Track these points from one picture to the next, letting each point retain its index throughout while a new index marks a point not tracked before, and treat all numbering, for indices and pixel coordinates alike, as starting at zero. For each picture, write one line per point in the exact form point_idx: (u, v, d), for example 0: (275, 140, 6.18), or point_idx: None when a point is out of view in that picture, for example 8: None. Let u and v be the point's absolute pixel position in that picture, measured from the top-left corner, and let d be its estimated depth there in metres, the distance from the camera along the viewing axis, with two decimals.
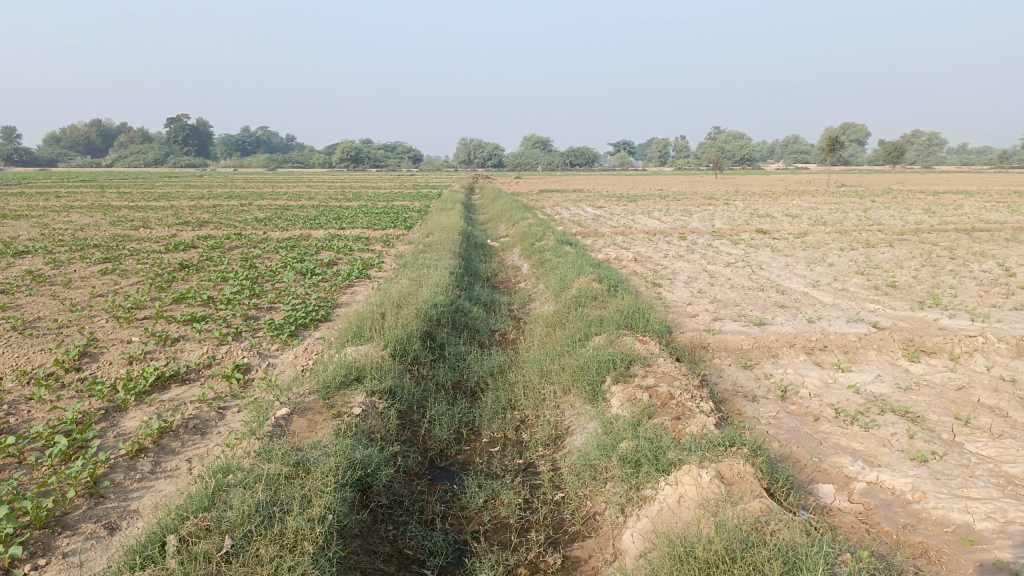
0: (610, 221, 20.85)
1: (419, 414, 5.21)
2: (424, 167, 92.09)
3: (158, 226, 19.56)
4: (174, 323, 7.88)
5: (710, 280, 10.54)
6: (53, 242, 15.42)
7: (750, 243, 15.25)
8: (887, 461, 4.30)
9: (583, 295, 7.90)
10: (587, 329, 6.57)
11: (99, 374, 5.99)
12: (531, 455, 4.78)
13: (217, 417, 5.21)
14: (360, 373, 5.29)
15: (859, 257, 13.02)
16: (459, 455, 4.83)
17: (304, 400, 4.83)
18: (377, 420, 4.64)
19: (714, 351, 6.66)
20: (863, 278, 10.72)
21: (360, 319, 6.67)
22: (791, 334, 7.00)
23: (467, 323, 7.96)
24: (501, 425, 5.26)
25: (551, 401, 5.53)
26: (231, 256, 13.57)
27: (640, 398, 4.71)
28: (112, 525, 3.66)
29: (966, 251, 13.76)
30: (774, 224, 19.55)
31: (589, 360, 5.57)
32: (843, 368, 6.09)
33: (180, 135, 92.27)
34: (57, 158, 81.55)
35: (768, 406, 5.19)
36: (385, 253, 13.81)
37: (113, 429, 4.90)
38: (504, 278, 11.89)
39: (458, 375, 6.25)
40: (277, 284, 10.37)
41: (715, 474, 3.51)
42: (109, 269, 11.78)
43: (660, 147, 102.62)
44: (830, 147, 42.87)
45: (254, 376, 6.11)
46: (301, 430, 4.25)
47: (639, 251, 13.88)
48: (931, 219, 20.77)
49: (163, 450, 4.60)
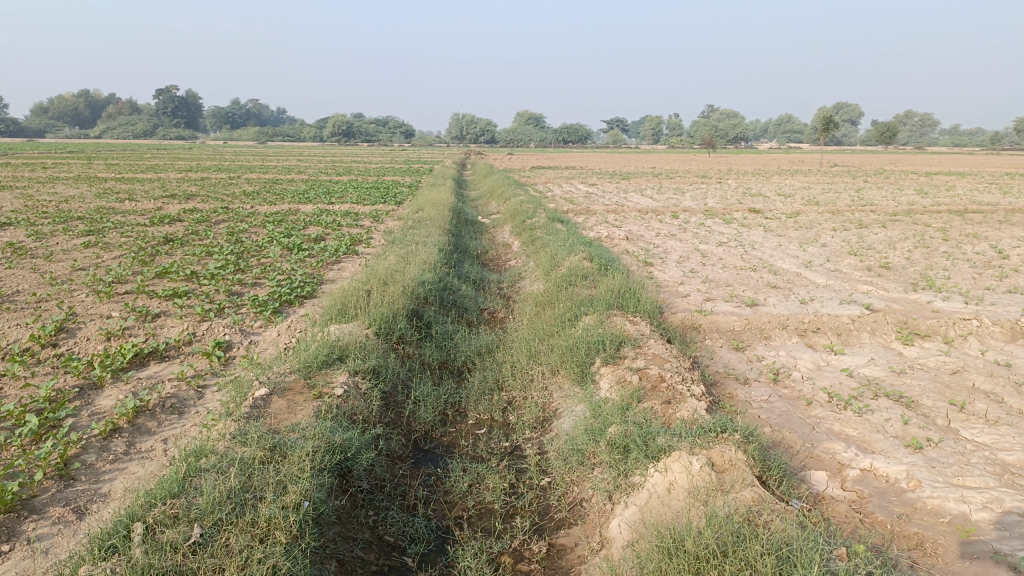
0: (602, 199, 20.67)
1: (403, 395, 5.09)
2: (416, 141, 91.39)
3: (144, 198, 19.25)
4: (156, 298, 7.71)
5: (702, 260, 10.42)
6: (36, 213, 15.17)
7: (743, 222, 15.13)
8: (881, 447, 4.20)
9: (574, 274, 7.76)
10: (576, 309, 6.44)
11: (76, 350, 5.83)
12: (517, 438, 4.66)
13: (196, 396, 5.07)
14: (343, 352, 5.15)
15: (852, 238, 12.92)
16: (444, 437, 4.71)
17: (285, 379, 4.69)
18: (359, 401, 4.51)
19: (706, 332, 6.55)
20: (857, 259, 10.61)
21: (346, 296, 6.52)
22: (784, 316, 6.89)
23: (456, 301, 7.82)
24: (487, 406, 5.14)
25: (538, 382, 5.41)
26: (217, 230, 13.36)
27: (630, 381, 4.59)
28: (82, 509, 3.53)
29: (959, 233, 13.69)
30: (766, 203, 19.44)
31: (578, 341, 5.44)
32: (836, 351, 5.99)
33: (169, 107, 91.21)
34: (44, 130, 80.53)
35: (760, 390, 5.09)
36: (374, 229, 13.62)
37: (87, 408, 4.76)
38: (494, 255, 11.75)
39: (444, 355, 6.12)
40: (263, 259, 10.20)
41: (705, 462, 3.40)
42: (92, 242, 11.57)
43: (653, 124, 102.06)
44: (824, 126, 42.79)
45: (235, 353, 5.97)
46: (280, 411, 4.12)
47: (631, 230, 13.73)
48: (923, 200, 20.70)
49: (138, 431, 4.47)
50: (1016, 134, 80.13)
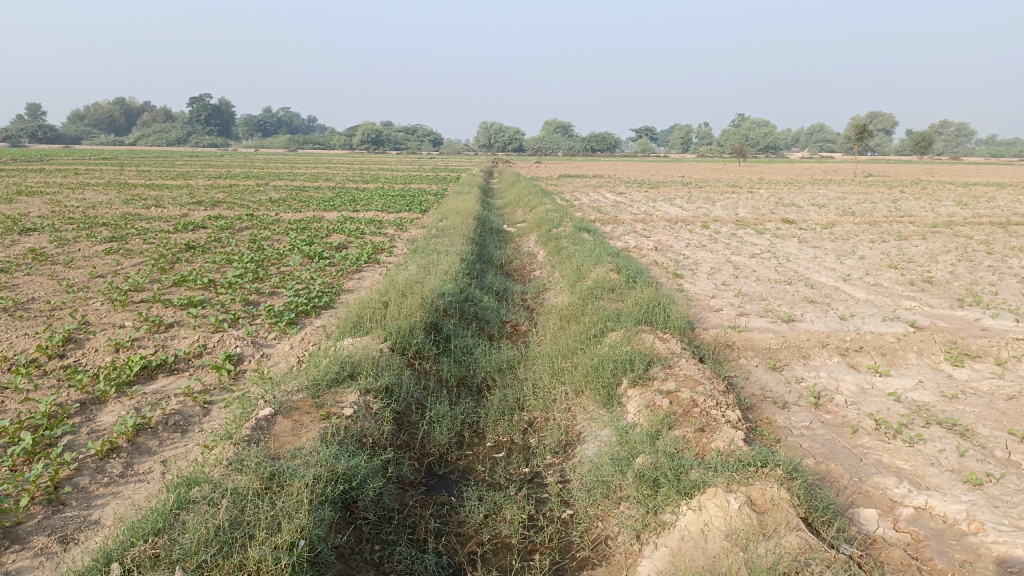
0: (630, 208, 20.32)
1: (417, 415, 4.80)
2: (444, 149, 91.58)
3: (170, 204, 19.25)
4: (170, 307, 7.53)
5: (735, 272, 10.05)
6: (62, 219, 15.16)
7: (776, 233, 14.73)
8: (937, 483, 3.82)
9: (600, 286, 7.43)
10: (602, 324, 6.11)
11: (82, 363, 5.62)
12: (537, 464, 4.35)
13: (201, 413, 4.83)
14: (355, 368, 4.87)
15: (890, 250, 12.44)
16: (459, 461, 4.42)
17: (291, 398, 4.43)
18: (369, 422, 4.24)
19: (740, 350, 6.19)
20: (897, 273, 10.18)
21: (362, 308, 6.25)
22: (824, 333, 6.51)
23: (477, 313, 7.54)
24: (506, 427, 4.84)
25: (562, 403, 5.09)
26: (240, 237, 13.23)
27: (660, 405, 4.25)
28: (68, 538, 3.27)
29: (1003, 246, 13.15)
30: (799, 214, 18.95)
31: (605, 360, 5.11)
32: (881, 372, 5.61)
33: (203, 115, 92.44)
34: (81, 136, 81.86)
35: (801, 415, 4.73)
36: (397, 237, 13.41)
37: (87, 425, 4.53)
38: (519, 265, 11.47)
39: (463, 370, 5.83)
40: (283, 267, 10.00)
41: (744, 501, 3.07)
42: (114, 249, 11.46)
43: (682, 132, 101.26)
44: (858, 134, 41.86)
45: (246, 367, 5.73)
46: (284, 434, 3.85)
47: (660, 240, 13.38)
48: (962, 211, 20.08)
49: (138, 451, 4.22)
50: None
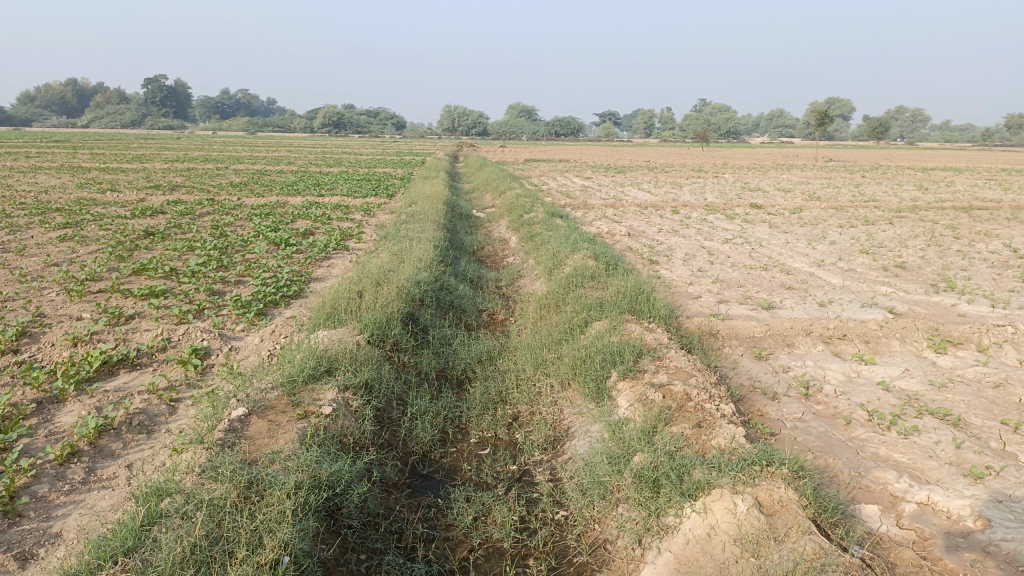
0: (599, 193, 20.19)
1: (398, 412, 4.60)
2: (407, 133, 90.57)
3: (127, 189, 18.64)
4: (131, 298, 7.19)
5: (710, 258, 9.95)
6: (13, 205, 14.55)
7: (746, 218, 14.71)
8: (937, 477, 3.73)
9: (579, 273, 7.25)
10: (585, 313, 5.94)
11: (38, 358, 5.31)
12: (525, 461, 4.18)
13: (167, 412, 4.57)
14: (332, 364, 4.63)
15: (861, 235, 12.47)
16: (444, 460, 4.23)
17: (266, 396, 4.18)
18: (349, 421, 4.03)
19: (724, 338, 6.07)
20: (870, 258, 10.17)
21: (336, 298, 6.00)
22: (807, 321, 6.41)
23: (453, 302, 7.33)
24: (491, 422, 4.66)
25: (547, 397, 4.92)
26: (201, 223, 12.81)
27: (653, 399, 4.10)
28: (27, 553, 3.02)
29: (969, 231, 13.27)
30: (767, 198, 18.99)
31: (592, 351, 4.94)
32: (866, 361, 5.53)
33: (159, 98, 90.17)
34: (31, 118, 79.30)
35: (792, 407, 4.62)
36: (364, 222, 13.11)
37: (45, 426, 4.25)
38: (491, 251, 11.27)
39: (442, 363, 5.63)
40: (248, 255, 9.66)
41: (752, 502, 2.93)
42: (69, 236, 10.98)
43: (646, 117, 101.57)
44: (820, 120, 42.23)
45: (214, 362, 5.46)
46: (260, 436, 3.62)
47: (632, 225, 13.26)
48: (924, 196, 20.33)
49: (100, 454, 3.96)
50: (1005, 130, 80.18)
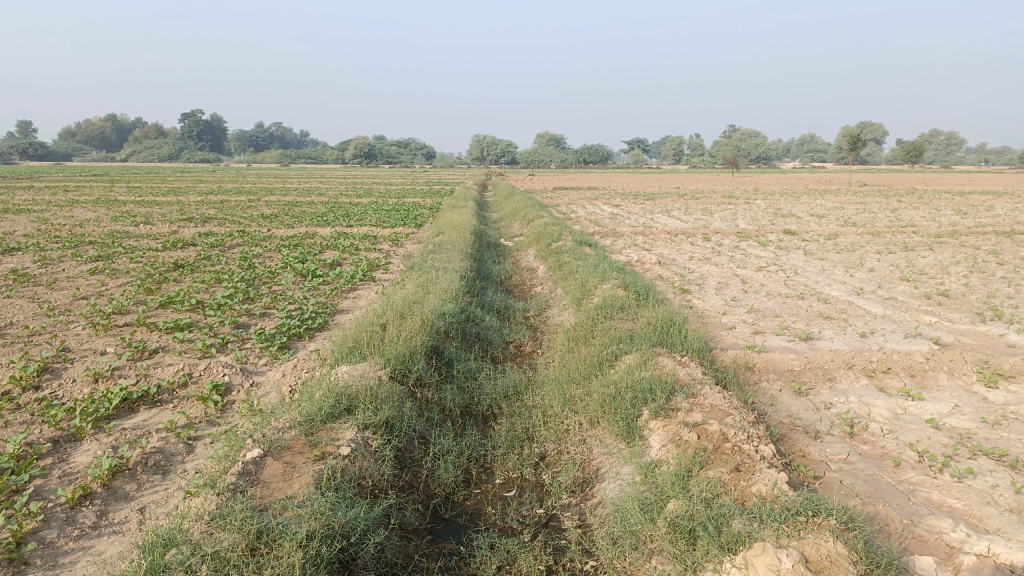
0: (629, 220, 20.01)
1: (421, 451, 4.42)
2: (437, 162, 91.29)
3: (160, 221, 18.90)
4: (155, 332, 7.14)
5: (743, 287, 9.70)
6: (48, 238, 14.76)
7: (779, 245, 14.41)
8: (997, 526, 3.45)
9: (608, 304, 7.06)
10: (615, 346, 5.73)
11: (58, 395, 5.23)
12: (552, 504, 3.97)
13: (185, 451, 4.45)
14: (352, 402, 4.47)
15: (900, 262, 12.11)
16: (467, 503, 4.04)
17: (283, 436, 4.03)
18: (368, 463, 3.87)
19: (761, 372, 5.81)
20: (911, 286, 9.84)
21: (358, 332, 5.87)
22: (848, 354, 6.14)
23: (479, 333, 7.18)
24: (516, 462, 4.46)
25: (576, 435, 4.72)
26: (231, 254, 12.85)
27: (687, 440, 3.88)
28: None
29: (1014, 257, 12.83)
30: (801, 225, 18.65)
31: (621, 387, 4.73)
32: (913, 396, 5.25)
33: (195, 131, 92.14)
34: (72, 153, 81.37)
35: (836, 447, 4.36)
36: (392, 253, 13.05)
37: (59, 466, 4.14)
38: (519, 280, 11.12)
39: (467, 398, 5.46)
40: (275, 286, 9.62)
41: (798, 558, 2.70)
42: (99, 269, 11.05)
43: (675, 144, 101.50)
44: (852, 145, 41.76)
45: (235, 398, 5.34)
46: (275, 480, 3.46)
47: (663, 253, 13.06)
48: (963, 221, 19.86)
49: (114, 496, 3.84)
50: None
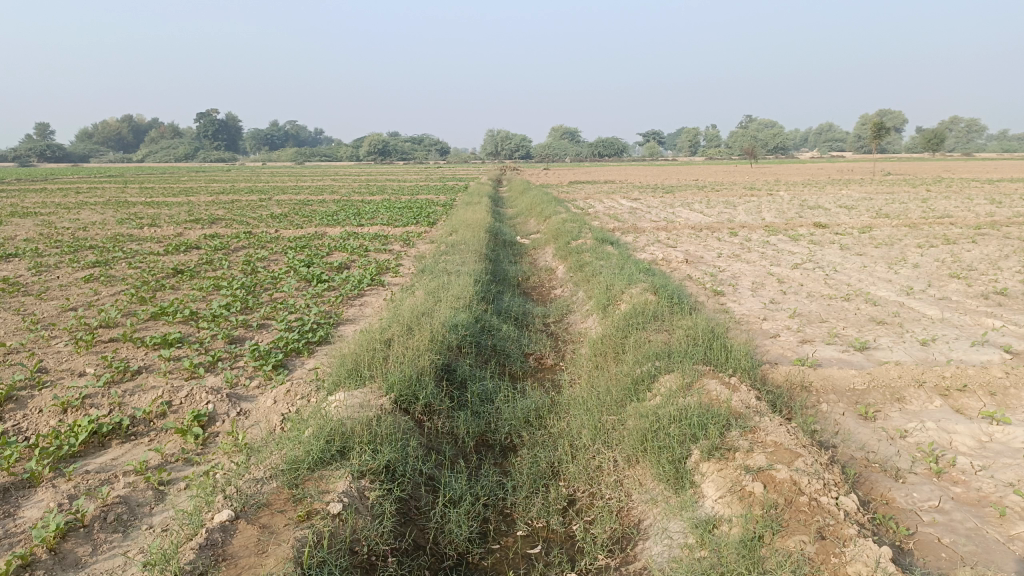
0: (649, 214, 19.23)
1: (428, 499, 3.76)
2: (451, 158, 90.74)
3: (166, 224, 18.30)
4: (142, 348, 6.52)
5: (781, 287, 8.96)
6: (49, 242, 14.24)
7: (812, 239, 13.63)
8: None
9: (638, 312, 6.34)
10: (650, 365, 5.02)
11: (20, 429, 4.61)
12: (586, 566, 3.29)
13: (154, 500, 3.81)
14: (347, 442, 3.81)
15: (946, 256, 11.29)
16: (485, 564, 3.36)
17: (262, 488, 3.38)
18: (364, 521, 3.21)
19: (818, 391, 5.08)
20: (964, 284, 9.05)
21: (359, 349, 5.19)
22: (915, 368, 5.40)
23: (495, 346, 6.50)
24: (541, 508, 3.78)
25: (610, 475, 4.02)
26: (235, 258, 12.24)
27: (752, 493, 3.18)
28: None
29: None
30: (832, 217, 17.78)
31: (663, 419, 4.02)
32: (1000, 420, 4.50)
33: (208, 131, 91.84)
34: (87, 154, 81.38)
35: (925, 491, 3.65)
36: (403, 254, 12.40)
37: (4, 524, 3.50)
38: (537, 282, 10.45)
39: (483, 426, 4.78)
40: (276, 293, 8.99)
41: None
42: (94, 275, 10.45)
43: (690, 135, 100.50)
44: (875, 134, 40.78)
45: (218, 430, 4.69)
46: (249, 553, 2.81)
47: (689, 250, 12.31)
48: (998, 210, 18.94)
49: (60, 564, 3.19)
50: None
